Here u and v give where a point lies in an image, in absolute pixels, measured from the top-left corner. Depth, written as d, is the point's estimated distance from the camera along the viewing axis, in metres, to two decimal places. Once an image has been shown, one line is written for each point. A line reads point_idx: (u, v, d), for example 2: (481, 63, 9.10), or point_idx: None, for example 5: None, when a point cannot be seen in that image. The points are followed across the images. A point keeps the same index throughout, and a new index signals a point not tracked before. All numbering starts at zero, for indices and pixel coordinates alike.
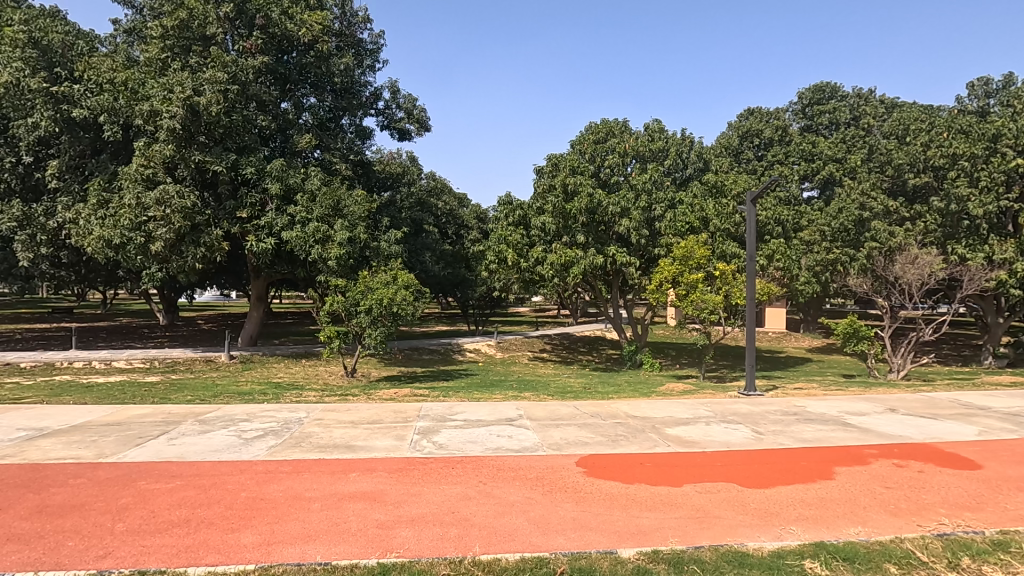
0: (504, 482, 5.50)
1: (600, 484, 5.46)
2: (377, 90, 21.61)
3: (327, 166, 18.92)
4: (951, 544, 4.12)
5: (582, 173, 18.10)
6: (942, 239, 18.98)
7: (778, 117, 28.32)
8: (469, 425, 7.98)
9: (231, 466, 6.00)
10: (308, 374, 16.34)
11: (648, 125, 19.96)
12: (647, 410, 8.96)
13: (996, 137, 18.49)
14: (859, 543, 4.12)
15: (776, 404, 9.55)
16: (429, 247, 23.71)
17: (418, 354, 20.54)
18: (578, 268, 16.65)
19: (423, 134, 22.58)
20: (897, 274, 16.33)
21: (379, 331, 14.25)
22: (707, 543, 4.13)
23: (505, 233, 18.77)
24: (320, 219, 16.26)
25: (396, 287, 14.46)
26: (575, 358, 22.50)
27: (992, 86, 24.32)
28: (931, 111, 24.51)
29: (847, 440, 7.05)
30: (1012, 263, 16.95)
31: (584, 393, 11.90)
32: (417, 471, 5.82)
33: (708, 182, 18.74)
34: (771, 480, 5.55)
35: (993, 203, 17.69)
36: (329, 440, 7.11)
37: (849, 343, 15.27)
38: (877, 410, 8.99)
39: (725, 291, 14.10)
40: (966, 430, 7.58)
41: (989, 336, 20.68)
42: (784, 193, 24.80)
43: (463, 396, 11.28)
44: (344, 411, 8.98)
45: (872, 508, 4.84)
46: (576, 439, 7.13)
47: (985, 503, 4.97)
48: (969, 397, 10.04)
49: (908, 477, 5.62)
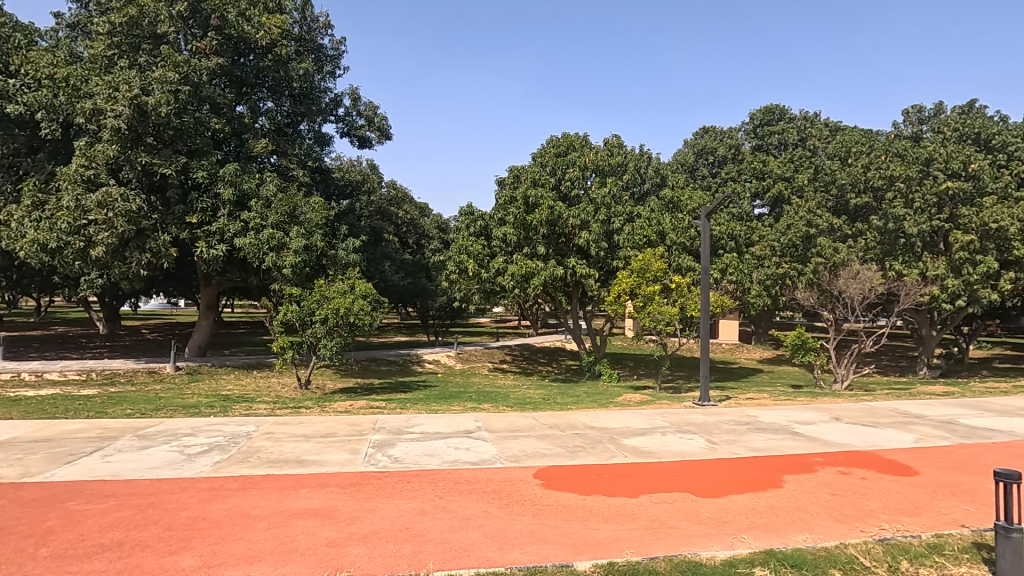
0: (461, 495, 5.42)
1: (557, 495, 5.45)
2: (337, 97, 21.35)
3: (283, 171, 18.48)
4: (891, 548, 4.29)
5: (543, 185, 18.25)
6: (881, 255, 19.95)
7: (731, 137, 29.56)
8: (426, 437, 7.83)
9: (171, 484, 5.68)
10: (259, 386, 15.73)
11: (608, 140, 20.20)
12: (605, 421, 9.01)
13: (928, 161, 19.83)
14: (806, 549, 4.24)
15: (729, 414, 9.78)
16: (388, 257, 23.35)
17: (375, 365, 20.12)
18: (538, 279, 16.81)
19: (384, 142, 22.34)
20: (841, 288, 17.11)
21: (334, 341, 13.88)
22: (662, 554, 4.14)
23: (466, 244, 18.94)
24: (275, 225, 15.80)
25: (353, 297, 14.12)
26: (534, 368, 22.54)
27: (925, 113, 25.92)
28: (870, 135, 25.86)
29: (796, 449, 7.29)
30: (943, 279, 18.00)
31: (544, 404, 11.88)
32: (372, 486, 5.66)
33: (665, 198, 18.98)
34: (724, 489, 5.66)
35: (927, 223, 18.81)
36: (279, 454, 6.85)
37: (797, 354, 15.84)
38: (824, 419, 9.33)
39: (680, 303, 14.43)
40: (903, 437, 7.96)
41: (924, 347, 21.81)
42: (736, 210, 25.68)
43: (421, 408, 11.11)
44: (296, 424, 8.67)
45: (820, 515, 4.99)
46: (534, 451, 7.11)
47: (921, 507, 5.21)
48: (906, 407, 10.55)
49: (852, 484, 5.84)
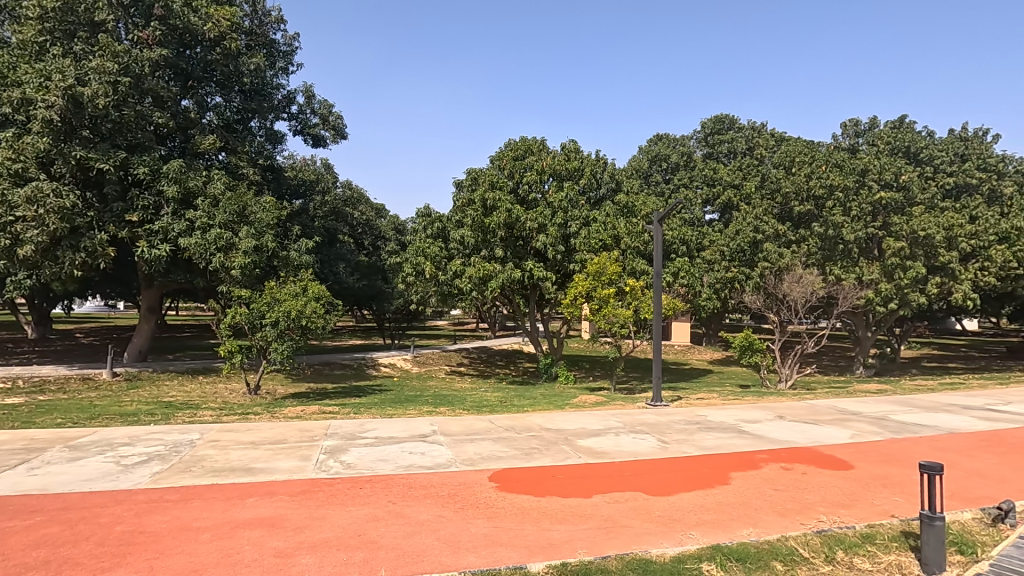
0: (415, 500, 5.36)
1: (512, 497, 5.46)
2: (290, 94, 20.80)
3: (232, 169, 17.85)
4: (827, 539, 4.51)
5: (501, 188, 18.35)
6: (822, 260, 20.94)
7: (683, 145, 30.52)
8: (381, 442, 7.69)
9: (106, 497, 5.36)
10: (204, 392, 15.09)
11: (565, 145, 20.28)
12: (560, 423, 9.10)
13: (863, 172, 21.09)
14: (750, 543, 4.41)
15: (680, 413, 10.06)
16: (343, 258, 22.84)
17: (328, 369, 19.65)
18: (496, 281, 16.86)
19: (339, 142, 21.88)
20: (785, 292, 17.90)
21: (286, 345, 13.48)
22: (614, 553, 4.22)
23: (422, 246, 18.87)
24: (223, 225, 15.21)
25: (305, 299, 13.73)
26: (492, 371, 22.51)
27: (861, 127, 27.42)
28: (812, 146, 27.17)
29: (742, 446, 7.57)
30: (877, 284, 19.10)
31: (500, 406, 11.90)
32: (323, 494, 5.51)
33: (620, 203, 19.29)
34: (675, 488, 5.81)
35: (862, 230, 19.92)
36: (225, 463, 6.59)
37: (745, 355, 16.43)
38: (768, 417, 9.73)
39: (634, 306, 14.71)
40: (841, 433, 8.39)
41: (860, 348, 23.04)
42: (687, 215, 26.51)
43: (376, 412, 10.94)
44: (243, 430, 8.36)
45: (763, 509, 5.20)
46: (490, 453, 7.10)
47: (856, 499, 5.50)
48: (844, 404, 11.13)
49: (794, 480, 6.10)
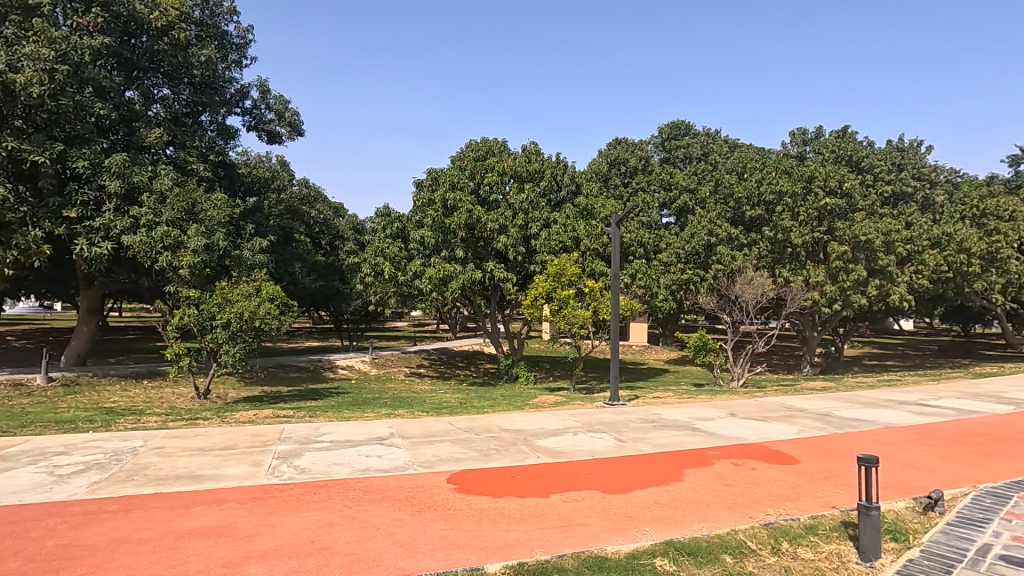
0: (371, 504, 5.27)
1: (470, 499, 5.45)
2: (244, 88, 20.18)
3: (180, 164, 17.15)
4: (774, 531, 4.69)
5: (461, 189, 18.33)
6: (771, 263, 21.78)
7: (641, 149, 31.16)
8: (336, 446, 7.54)
9: (37, 510, 5.05)
10: (149, 397, 14.40)
11: (526, 146, 20.35)
12: (519, 423, 9.13)
13: (810, 179, 21.99)
14: (701, 538, 4.54)
15: (636, 412, 10.26)
16: (299, 258, 22.27)
17: (283, 372, 19.10)
18: (456, 282, 16.81)
19: (295, 138, 21.32)
20: (738, 293, 18.52)
21: (238, 347, 13.00)
22: (571, 551, 4.27)
23: (381, 246, 18.65)
24: (170, 222, 14.57)
25: (259, 300, 13.32)
26: (452, 373, 22.39)
27: (808, 136, 28.66)
28: (762, 153, 28.22)
29: (695, 443, 7.79)
30: (823, 286, 20.01)
31: (460, 408, 11.84)
32: (274, 500, 5.36)
33: (579, 205, 19.50)
34: (630, 485, 5.92)
35: (809, 234, 20.84)
36: (170, 470, 6.31)
37: (699, 355, 16.90)
38: (720, 415, 10.04)
39: (593, 306, 14.90)
40: (788, 429, 8.74)
41: (807, 347, 24.05)
42: (645, 218, 27.08)
43: (332, 415, 10.71)
44: (191, 437, 8.04)
45: (715, 504, 5.36)
46: (448, 455, 7.06)
47: (801, 492, 5.74)
48: (791, 401, 11.59)
49: (743, 475, 6.32)
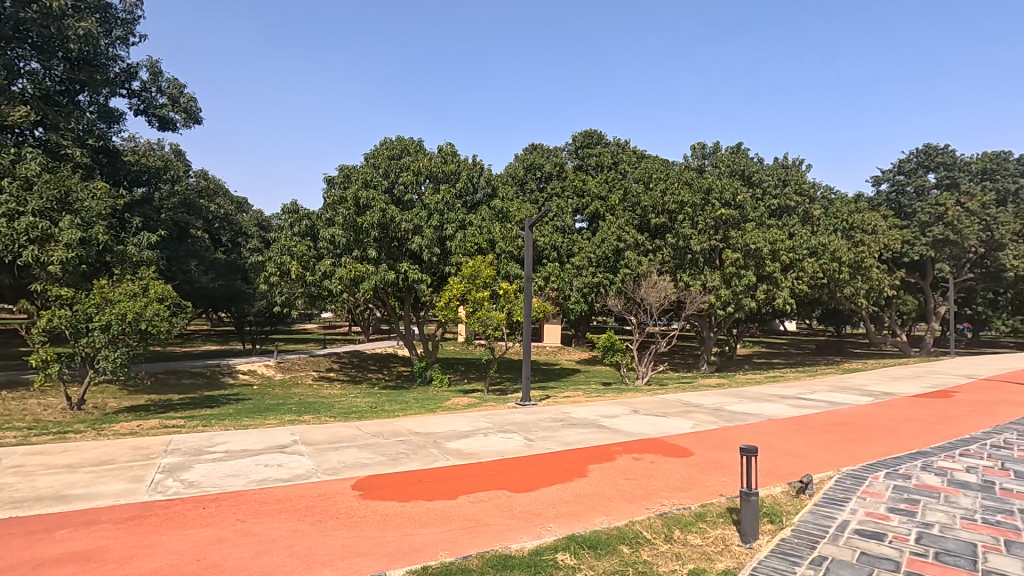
0: (268, 516, 4.99)
1: (376, 505, 5.32)
2: (131, 68, 18.41)
3: (51, 148, 15.33)
4: (667, 520, 4.99)
5: (375, 187, 17.87)
6: (674, 267, 23.16)
7: (556, 155, 32.03)
8: (231, 456, 7.07)
9: None
10: (8, 410, 12.69)
11: (442, 147, 20.21)
12: (430, 426, 9.04)
13: (709, 191, 23.61)
14: (601, 530, 4.73)
15: (546, 411, 10.52)
16: (196, 255, 20.66)
17: (174, 379, 17.56)
18: (368, 283, 16.35)
19: (191, 126, 19.76)
20: (643, 296, 19.49)
21: (119, 352, 11.79)
22: (476, 551, 4.29)
23: (289, 244, 17.94)
24: (37, 213, 12.95)
25: (146, 300, 12.19)
26: (364, 376, 21.70)
27: (707, 150, 30.68)
28: (666, 164, 29.98)
29: (601, 440, 8.12)
30: (718, 290, 21.63)
31: (370, 412, 11.53)
32: (156, 518, 4.92)
33: (495, 208, 19.58)
34: (537, 483, 6.06)
35: (706, 242, 22.43)
36: (30, 491, 5.60)
37: (608, 355, 17.63)
38: (624, 412, 10.52)
39: (507, 309, 15.04)
40: (684, 424, 9.34)
41: (705, 346, 25.79)
42: (559, 222, 27.80)
43: (229, 424, 10.03)
44: (59, 452, 7.20)
45: (616, 498, 5.61)
46: (354, 461, 6.85)
47: (693, 483, 6.16)
48: (689, 397, 12.40)
49: (643, 468, 6.67)
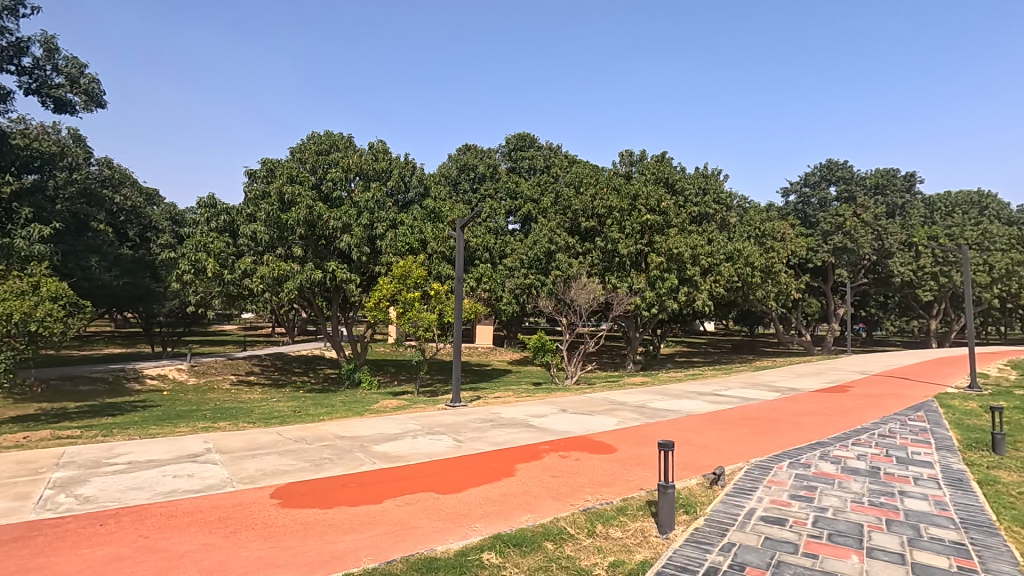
0: (176, 531, 4.68)
1: (296, 513, 5.12)
2: (22, 43, 16.64)
3: None
4: (590, 515, 5.15)
5: (301, 183, 17.19)
6: (603, 270, 23.87)
7: (489, 157, 32.21)
8: (135, 467, 6.56)
9: None
10: None
11: (373, 145, 19.79)
12: (357, 429, 8.81)
13: (636, 197, 24.54)
14: (527, 528, 4.81)
15: (477, 412, 10.53)
16: (98, 250, 19.00)
17: (70, 385, 16.03)
18: (292, 282, 15.68)
19: (93, 110, 18.16)
20: (573, 297, 19.97)
21: (3, 356, 10.59)
22: (400, 555, 4.23)
23: (205, 240, 16.98)
24: None
25: (36, 299, 11.05)
26: (287, 379, 20.78)
27: (634, 157, 31.91)
28: (596, 169, 30.90)
29: (529, 439, 8.24)
30: (642, 292, 22.62)
31: (292, 417, 11.07)
32: (43, 538, 4.47)
33: (427, 207, 19.37)
34: (464, 484, 6.06)
35: (633, 245, 23.28)
36: None
37: (538, 355, 17.93)
38: (553, 411, 10.73)
39: (438, 310, 14.93)
40: (609, 421, 9.64)
41: (631, 346, 26.77)
42: (492, 224, 27.93)
43: (134, 433, 9.29)
44: None
45: (542, 496, 5.72)
46: (274, 468, 6.55)
47: (616, 478, 6.39)
48: (615, 395, 12.84)
49: (568, 466, 6.84)
